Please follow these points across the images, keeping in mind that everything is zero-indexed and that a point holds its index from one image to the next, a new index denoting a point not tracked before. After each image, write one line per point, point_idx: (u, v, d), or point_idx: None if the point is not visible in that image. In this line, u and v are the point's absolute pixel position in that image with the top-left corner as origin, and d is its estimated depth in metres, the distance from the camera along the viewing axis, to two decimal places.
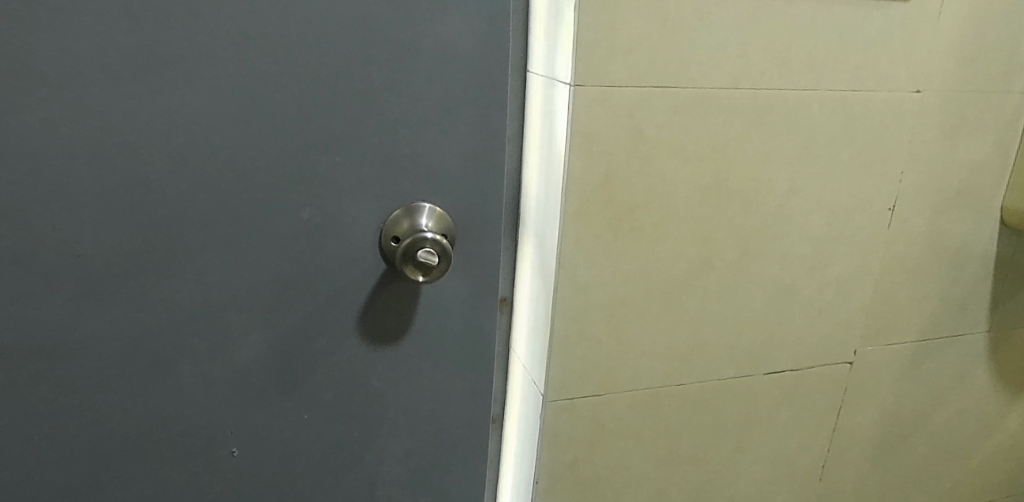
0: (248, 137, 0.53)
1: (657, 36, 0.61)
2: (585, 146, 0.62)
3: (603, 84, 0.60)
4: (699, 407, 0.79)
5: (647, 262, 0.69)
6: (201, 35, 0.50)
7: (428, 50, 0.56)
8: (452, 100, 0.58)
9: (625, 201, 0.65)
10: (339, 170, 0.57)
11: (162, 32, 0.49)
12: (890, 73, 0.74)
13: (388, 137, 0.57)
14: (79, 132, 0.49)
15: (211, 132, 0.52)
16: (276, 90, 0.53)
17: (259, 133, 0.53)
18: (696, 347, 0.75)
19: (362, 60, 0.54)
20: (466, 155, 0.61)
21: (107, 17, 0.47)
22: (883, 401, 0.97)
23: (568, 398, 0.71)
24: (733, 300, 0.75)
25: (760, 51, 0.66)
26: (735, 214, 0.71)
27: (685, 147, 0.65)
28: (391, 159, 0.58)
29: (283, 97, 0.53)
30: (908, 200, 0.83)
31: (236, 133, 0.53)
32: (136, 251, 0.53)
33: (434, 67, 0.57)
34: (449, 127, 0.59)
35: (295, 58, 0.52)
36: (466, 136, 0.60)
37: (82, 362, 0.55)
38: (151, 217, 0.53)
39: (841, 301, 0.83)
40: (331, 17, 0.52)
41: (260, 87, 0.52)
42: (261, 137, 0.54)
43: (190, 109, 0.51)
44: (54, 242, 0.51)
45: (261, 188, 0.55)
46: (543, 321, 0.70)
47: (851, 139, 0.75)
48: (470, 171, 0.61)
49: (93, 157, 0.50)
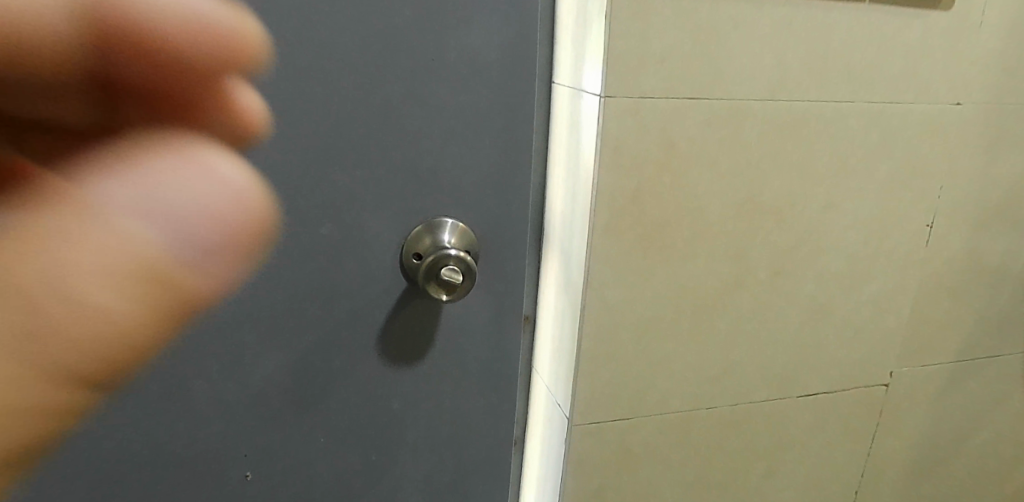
0: (268, 150, 0.51)
1: (690, 46, 0.58)
2: (615, 161, 0.59)
3: (634, 96, 0.58)
4: (729, 430, 0.76)
5: (678, 282, 0.66)
6: (219, 45, 0.48)
7: (453, 61, 0.54)
8: (477, 113, 0.56)
9: (656, 218, 0.63)
10: (360, 185, 0.55)
11: (178, 43, 0.47)
12: (929, 85, 0.71)
13: (411, 151, 0.55)
14: (90, 145, 0.47)
15: (228, 146, 0.50)
16: (296, 103, 0.51)
17: (277, 147, 0.52)
18: (726, 369, 0.72)
19: (385, 71, 0.52)
20: (491, 170, 0.58)
21: (121, 27, 0.45)
22: (918, 423, 0.92)
23: (595, 422, 0.68)
24: (765, 320, 0.72)
25: (795, 62, 0.64)
26: (768, 230, 0.68)
27: (716, 160, 0.63)
28: (413, 174, 0.56)
29: (302, 110, 0.51)
30: (950, 216, 0.79)
31: (254, 147, 0.51)
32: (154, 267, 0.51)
33: (459, 79, 0.55)
34: (474, 141, 0.57)
35: (315, 69, 0.51)
36: (491, 150, 0.58)
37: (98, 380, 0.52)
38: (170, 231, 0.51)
39: (877, 321, 0.79)
40: (354, 28, 0.51)
41: (278, 100, 0.51)
42: (280, 151, 0.52)
43: (205, 122, 0.49)
44: None
45: (280, 203, 0.53)
46: (568, 342, 0.67)
47: (889, 153, 0.72)
48: (495, 186, 0.59)
49: (104, 171, 0.48)
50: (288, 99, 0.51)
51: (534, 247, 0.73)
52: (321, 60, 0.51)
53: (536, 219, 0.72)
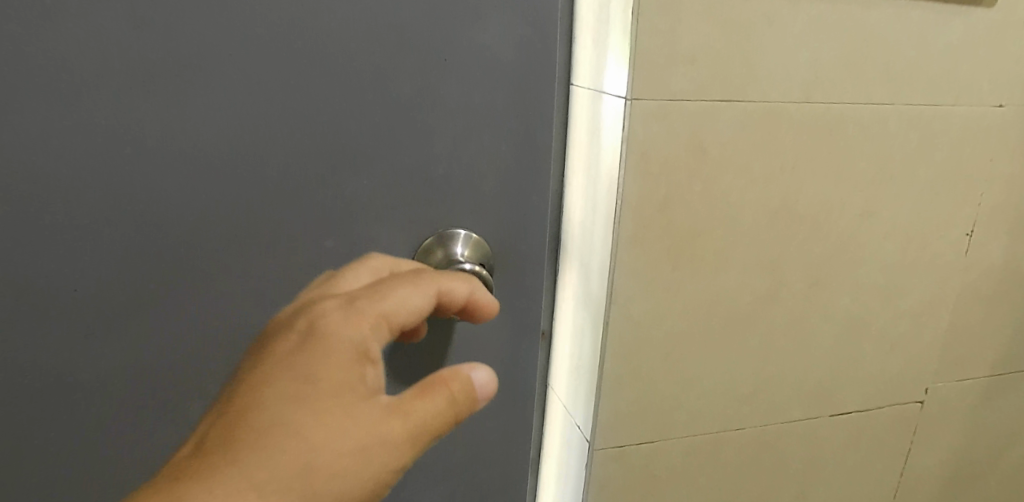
0: (269, 157, 0.49)
1: (722, 45, 0.54)
2: (641, 168, 0.55)
3: (663, 99, 0.54)
4: (758, 452, 0.72)
5: (707, 296, 0.62)
6: (215, 43, 0.45)
7: (467, 59, 0.50)
8: (492, 117, 0.52)
9: (684, 229, 0.59)
10: (365, 195, 0.51)
11: (172, 40, 0.45)
12: (972, 85, 0.67)
13: (421, 157, 0.52)
14: (86, 139, 0.45)
15: (228, 150, 0.48)
16: (296, 106, 0.48)
17: (278, 152, 0.49)
18: (756, 388, 0.68)
19: (393, 72, 0.49)
20: (508, 178, 0.54)
21: (113, 23, 0.43)
22: (955, 441, 0.86)
23: (618, 445, 0.64)
24: (798, 335, 0.68)
25: (832, 61, 0.59)
26: (801, 240, 0.64)
27: (747, 167, 0.59)
28: (422, 182, 0.52)
29: (302, 114, 0.48)
30: (990, 224, 0.75)
31: (253, 152, 0.48)
32: (147, 262, 0.49)
33: (473, 80, 0.51)
34: (490, 147, 0.53)
35: (319, 70, 0.47)
36: (508, 156, 0.54)
37: (92, 369, 0.51)
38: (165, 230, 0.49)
39: (912, 335, 0.75)
40: (359, 24, 0.47)
41: (276, 103, 0.47)
42: (282, 158, 0.49)
43: (204, 124, 0.47)
44: (67, 253, 0.48)
45: (278, 209, 0.50)
46: (589, 361, 0.63)
47: (928, 158, 0.68)
48: (512, 195, 0.55)
49: (104, 167, 0.46)
50: (286, 101, 0.48)
51: (551, 258, 0.69)
52: (323, 60, 0.47)
53: (553, 228, 0.67)
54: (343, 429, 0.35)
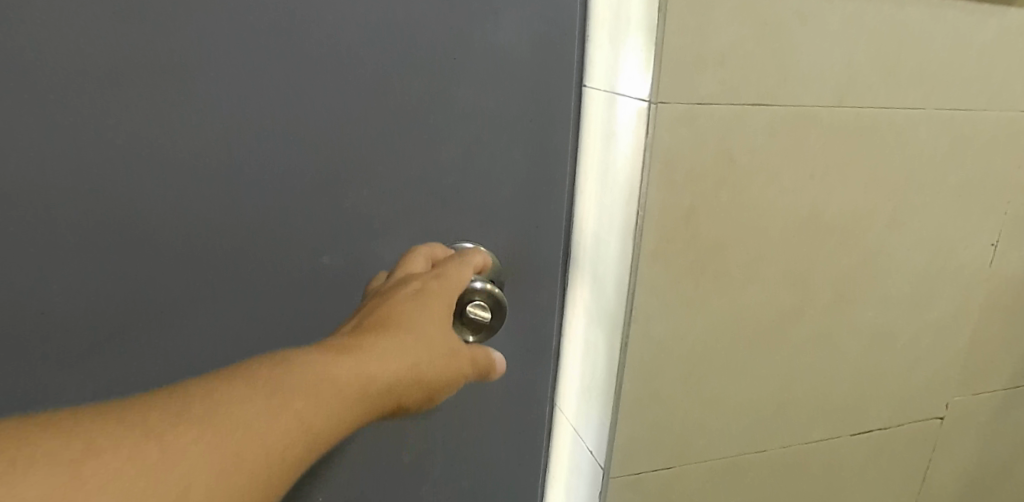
0: (296, 154, 0.52)
1: (754, 44, 0.50)
2: (665, 177, 0.51)
3: (690, 102, 0.50)
4: (779, 474, 0.68)
5: (730, 313, 0.58)
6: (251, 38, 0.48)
7: (479, 61, 0.52)
8: (502, 120, 0.54)
9: (709, 242, 0.54)
10: (372, 200, 0.54)
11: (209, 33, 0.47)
12: (1003, 88, 0.63)
13: (433, 163, 0.54)
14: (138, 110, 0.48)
15: (263, 141, 0.51)
16: (315, 106, 0.51)
17: (302, 150, 0.52)
18: (778, 408, 0.64)
19: (404, 75, 0.51)
20: (520, 180, 0.56)
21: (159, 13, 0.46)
22: (973, 455, 0.83)
23: (636, 472, 0.60)
24: (822, 352, 0.64)
25: (866, 63, 0.56)
26: (829, 253, 0.60)
27: (776, 175, 0.55)
28: (433, 187, 0.55)
29: (318, 116, 0.51)
30: (1018, 233, 0.71)
31: (282, 145, 0.51)
32: (193, 230, 0.52)
33: (484, 83, 0.52)
34: (502, 152, 0.55)
35: (342, 72, 0.50)
36: (519, 159, 0.56)
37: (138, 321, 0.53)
38: (182, 207, 0.50)
39: (936, 349, 0.72)
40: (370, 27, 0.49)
41: (300, 104, 0.50)
42: (305, 157, 0.52)
43: (242, 111, 0.49)
44: (122, 218, 0.50)
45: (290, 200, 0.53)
46: (603, 382, 0.59)
47: (957, 164, 0.64)
48: (524, 197, 0.57)
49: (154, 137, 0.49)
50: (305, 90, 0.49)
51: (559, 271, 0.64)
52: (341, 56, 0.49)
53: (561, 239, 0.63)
54: (443, 344, 0.44)
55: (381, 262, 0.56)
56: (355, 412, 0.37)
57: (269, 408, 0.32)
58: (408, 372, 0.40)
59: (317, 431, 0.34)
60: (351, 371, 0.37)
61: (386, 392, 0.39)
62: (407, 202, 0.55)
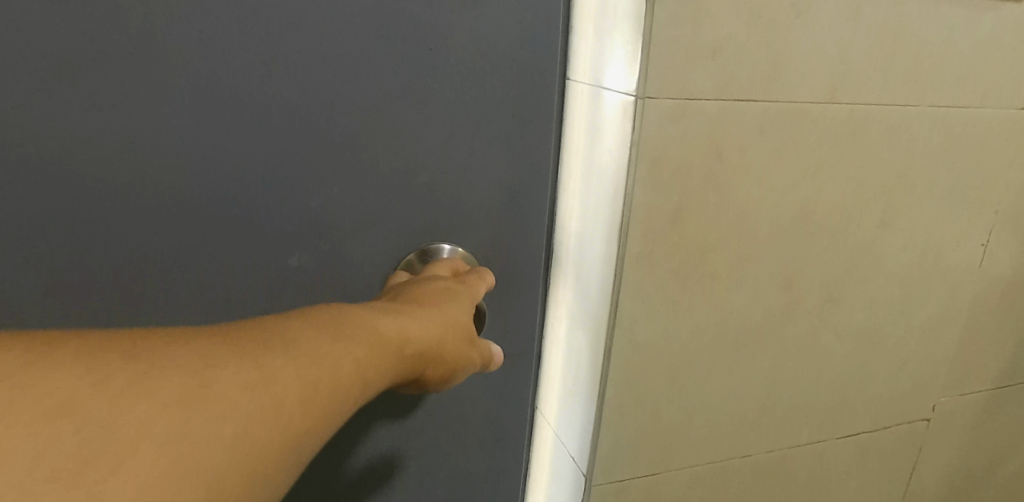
0: (264, 148, 0.48)
1: (746, 38, 0.48)
2: (653, 175, 0.49)
3: (680, 96, 0.47)
4: (765, 479, 0.67)
5: (718, 315, 0.56)
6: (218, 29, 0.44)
7: (461, 51, 0.49)
8: (484, 114, 0.51)
9: (697, 242, 0.52)
10: (343, 198, 0.51)
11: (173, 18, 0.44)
12: (998, 85, 0.62)
13: (405, 160, 0.51)
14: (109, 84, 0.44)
15: (238, 139, 0.47)
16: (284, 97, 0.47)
17: (273, 143, 0.48)
18: (766, 412, 0.63)
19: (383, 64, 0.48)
20: (500, 181, 0.54)
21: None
22: (957, 456, 0.83)
23: (619, 480, 0.58)
24: (810, 354, 0.63)
25: (860, 58, 0.54)
26: (819, 253, 0.59)
27: (766, 173, 0.53)
28: (408, 186, 0.52)
29: (287, 108, 0.47)
30: (1008, 234, 0.70)
31: (254, 140, 0.48)
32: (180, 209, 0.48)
33: (463, 75, 0.50)
34: (482, 148, 0.52)
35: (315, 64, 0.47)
36: (501, 156, 0.53)
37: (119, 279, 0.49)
38: (144, 191, 0.47)
39: (923, 350, 0.71)
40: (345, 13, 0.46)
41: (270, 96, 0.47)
42: (275, 151, 0.48)
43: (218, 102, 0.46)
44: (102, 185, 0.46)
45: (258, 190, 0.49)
46: (586, 386, 0.57)
47: (950, 164, 0.63)
48: (504, 198, 0.55)
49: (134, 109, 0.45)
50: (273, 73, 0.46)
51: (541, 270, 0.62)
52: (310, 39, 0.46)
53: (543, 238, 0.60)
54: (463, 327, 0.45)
55: (355, 263, 0.53)
56: (395, 368, 0.38)
57: (334, 341, 0.33)
58: (436, 342, 0.41)
59: (370, 374, 0.35)
60: (394, 326, 0.38)
61: (418, 356, 0.40)
62: (381, 200, 0.52)
